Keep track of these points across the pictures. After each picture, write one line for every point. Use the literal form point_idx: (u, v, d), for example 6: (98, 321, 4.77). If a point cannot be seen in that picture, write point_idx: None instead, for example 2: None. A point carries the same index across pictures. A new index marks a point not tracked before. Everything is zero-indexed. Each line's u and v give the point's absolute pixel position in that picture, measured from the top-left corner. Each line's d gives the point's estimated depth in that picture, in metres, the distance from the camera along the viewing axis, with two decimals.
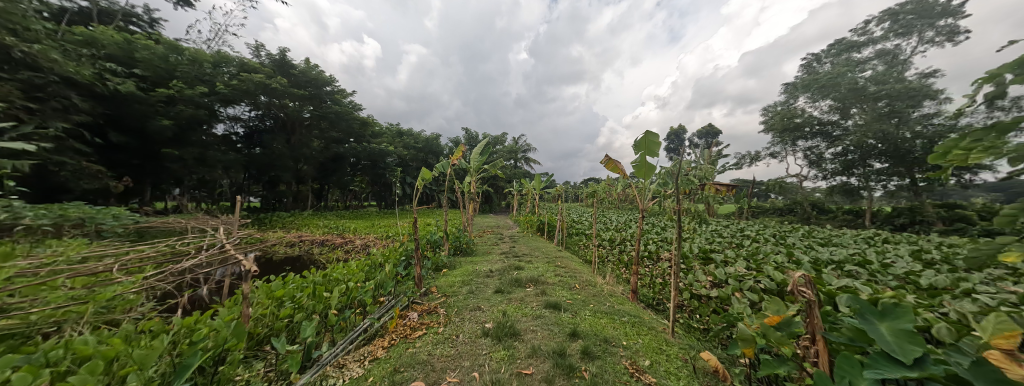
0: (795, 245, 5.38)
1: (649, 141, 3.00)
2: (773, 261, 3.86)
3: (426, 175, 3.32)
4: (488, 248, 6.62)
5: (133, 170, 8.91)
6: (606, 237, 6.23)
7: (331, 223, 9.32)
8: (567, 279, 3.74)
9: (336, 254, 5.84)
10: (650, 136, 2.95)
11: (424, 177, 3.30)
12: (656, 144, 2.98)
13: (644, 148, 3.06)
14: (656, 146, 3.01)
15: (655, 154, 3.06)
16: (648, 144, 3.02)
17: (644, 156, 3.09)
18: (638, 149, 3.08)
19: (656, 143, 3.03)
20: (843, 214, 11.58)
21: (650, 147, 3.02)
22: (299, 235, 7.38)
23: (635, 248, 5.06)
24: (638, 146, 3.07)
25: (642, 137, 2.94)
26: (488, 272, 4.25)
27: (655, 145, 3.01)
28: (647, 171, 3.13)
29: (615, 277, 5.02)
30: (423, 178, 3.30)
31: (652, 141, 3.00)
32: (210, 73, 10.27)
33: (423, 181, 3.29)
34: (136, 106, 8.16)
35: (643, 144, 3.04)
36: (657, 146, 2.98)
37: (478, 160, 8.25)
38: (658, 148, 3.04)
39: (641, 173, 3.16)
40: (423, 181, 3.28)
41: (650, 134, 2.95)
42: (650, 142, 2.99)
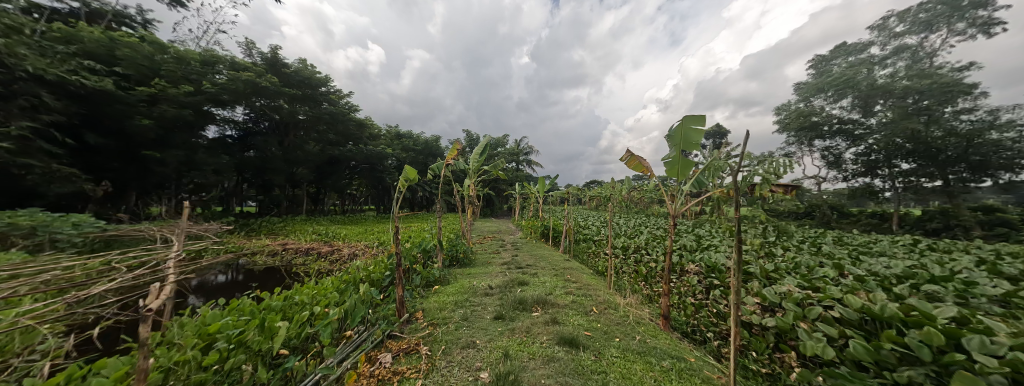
0: (834, 255, 4.73)
1: (686, 130, 2.40)
2: (824, 277, 3.23)
3: (408, 178, 2.76)
4: (490, 257, 5.97)
5: (115, 173, 8.44)
6: (618, 245, 5.62)
7: (322, 229, 8.75)
8: (582, 299, 3.12)
9: (320, 264, 5.25)
10: (689, 123, 2.34)
11: (408, 178, 2.72)
12: (696, 134, 2.38)
13: (680, 139, 2.47)
14: (695, 136, 2.41)
15: (694, 147, 2.47)
16: (684, 135, 2.43)
17: (679, 149, 2.52)
18: (673, 140, 2.49)
19: (695, 133, 2.44)
20: (867, 218, 10.87)
21: (688, 138, 2.43)
22: (283, 242, 6.82)
23: (652, 258, 4.47)
24: (672, 137, 2.48)
25: (677, 125, 2.33)
26: (487, 289, 3.62)
27: (695, 134, 2.41)
28: (683, 169, 2.54)
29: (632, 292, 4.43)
30: (406, 178, 2.71)
31: (691, 128, 2.40)
32: (198, 72, 9.84)
33: (403, 185, 2.72)
34: (117, 106, 7.73)
35: (678, 134, 2.46)
36: (698, 136, 2.38)
37: (477, 160, 7.68)
38: (697, 140, 2.44)
39: (676, 171, 2.59)
40: (403, 183, 2.69)
41: (689, 119, 2.32)
42: (688, 131, 2.41)
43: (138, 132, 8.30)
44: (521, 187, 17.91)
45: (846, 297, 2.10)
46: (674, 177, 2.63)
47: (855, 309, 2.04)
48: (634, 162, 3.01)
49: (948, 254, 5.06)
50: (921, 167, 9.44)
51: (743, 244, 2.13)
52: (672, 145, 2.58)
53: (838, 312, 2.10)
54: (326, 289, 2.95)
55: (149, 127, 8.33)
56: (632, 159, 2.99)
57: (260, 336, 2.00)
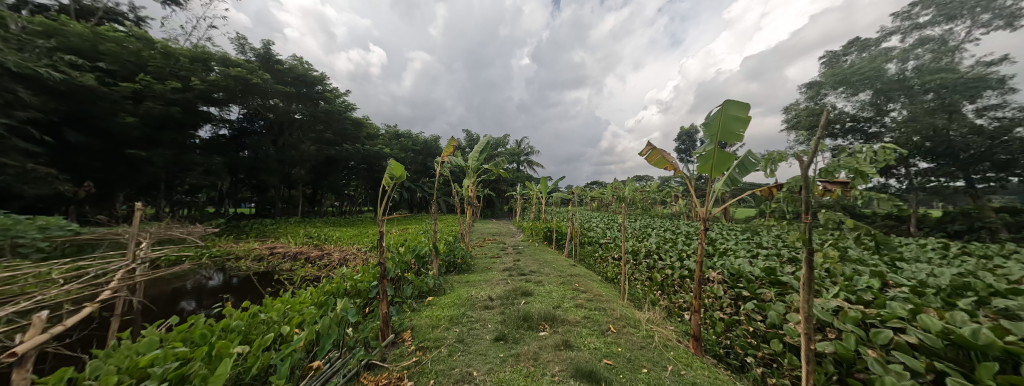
0: (866, 260, 4.31)
1: (728, 117, 2.03)
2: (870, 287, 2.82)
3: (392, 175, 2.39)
4: (491, 263, 5.56)
5: (99, 173, 8.07)
6: (628, 250, 5.24)
7: (314, 232, 8.35)
8: (597, 315, 2.73)
9: (307, 271, 4.86)
10: (734, 107, 1.96)
11: (393, 175, 2.35)
12: (739, 122, 2.00)
13: (717, 128, 2.10)
14: (738, 125, 2.04)
15: (734, 138, 2.09)
16: (724, 123, 2.05)
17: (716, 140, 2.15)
18: (712, 128, 2.11)
19: (737, 122, 2.07)
20: (882, 220, 10.45)
21: (729, 128, 2.06)
22: (271, 246, 6.44)
23: (668, 265, 4.08)
24: (709, 126, 2.11)
25: (720, 111, 1.96)
26: (486, 300, 3.23)
27: (739, 123, 2.04)
28: (719, 164, 2.16)
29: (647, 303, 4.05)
30: (392, 175, 2.33)
31: (736, 115, 2.02)
32: (188, 69, 9.49)
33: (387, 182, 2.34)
34: (100, 103, 7.37)
35: (717, 122, 2.09)
36: (742, 125, 2.00)
37: (477, 159, 7.31)
38: (740, 130, 2.07)
39: (710, 166, 2.20)
40: (387, 180, 2.30)
41: (735, 103, 1.95)
42: (729, 119, 2.04)
43: (122, 131, 7.92)
44: (522, 188, 17.54)
45: (921, 318, 1.72)
46: (706, 172, 2.24)
47: (939, 332, 1.66)
48: (657, 155, 2.64)
49: (989, 258, 4.65)
50: (942, 166, 9.03)
51: (808, 258, 1.72)
52: (708, 136, 2.21)
53: (914, 336, 1.71)
54: (303, 302, 2.58)
55: (132, 125, 7.95)
56: (656, 153, 2.62)
57: (207, 366, 1.61)
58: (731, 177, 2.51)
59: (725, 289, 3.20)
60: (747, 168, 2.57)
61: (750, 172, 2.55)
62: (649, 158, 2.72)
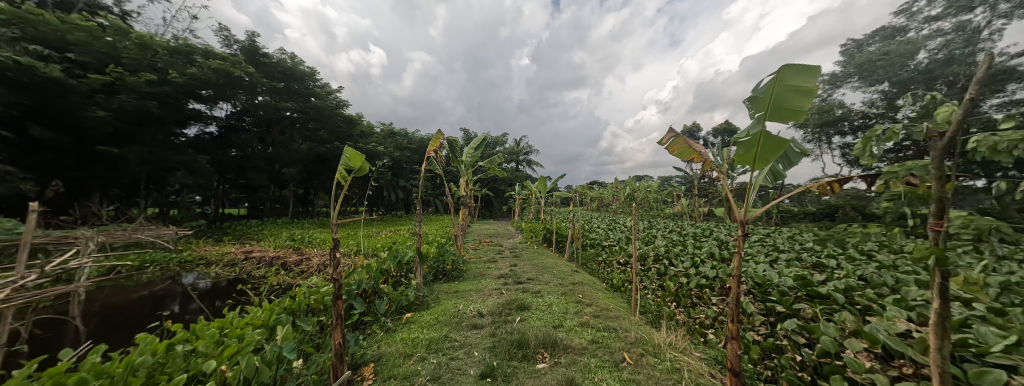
0: (901, 267, 3.91)
1: (782, 89, 1.64)
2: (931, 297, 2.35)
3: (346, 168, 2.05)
4: (485, 268, 5.07)
5: (69, 173, 7.57)
6: (636, 254, 4.77)
7: (299, 234, 7.85)
8: (606, 338, 2.27)
9: (280, 277, 4.39)
10: (795, 72, 1.57)
11: (349, 166, 2.02)
12: (798, 94, 1.61)
13: (770, 103, 1.69)
14: (795, 100, 1.64)
15: (792, 116, 1.68)
16: (779, 96, 1.65)
17: (767, 118, 1.73)
18: (763, 102, 1.70)
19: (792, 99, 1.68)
20: None
21: (786, 103, 1.65)
22: (247, 250, 5.97)
23: (683, 273, 3.62)
24: (758, 100, 1.70)
25: (780, 74, 1.56)
26: (475, 315, 2.77)
27: (799, 95, 1.63)
28: (768, 151, 1.68)
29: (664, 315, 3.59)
30: (347, 166, 1.98)
31: (796, 85, 1.62)
32: (167, 62, 8.97)
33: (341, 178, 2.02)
34: (68, 96, 6.85)
35: (770, 95, 1.68)
36: (801, 98, 1.61)
37: (471, 156, 6.82)
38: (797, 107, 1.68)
39: (755, 153, 1.73)
40: (342, 174, 1.98)
41: (797, 67, 1.56)
42: (787, 90, 1.63)
43: (91, 126, 7.33)
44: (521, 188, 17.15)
45: None
46: (748, 163, 1.77)
47: None
48: (681, 144, 2.16)
49: None
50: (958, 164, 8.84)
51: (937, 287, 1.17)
52: (754, 115, 1.79)
53: None
54: (246, 323, 2.10)
55: (105, 120, 7.36)
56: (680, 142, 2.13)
57: None
58: (773, 171, 2.05)
59: (755, 302, 2.85)
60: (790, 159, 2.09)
61: (793, 164, 2.07)
62: (669, 148, 2.26)
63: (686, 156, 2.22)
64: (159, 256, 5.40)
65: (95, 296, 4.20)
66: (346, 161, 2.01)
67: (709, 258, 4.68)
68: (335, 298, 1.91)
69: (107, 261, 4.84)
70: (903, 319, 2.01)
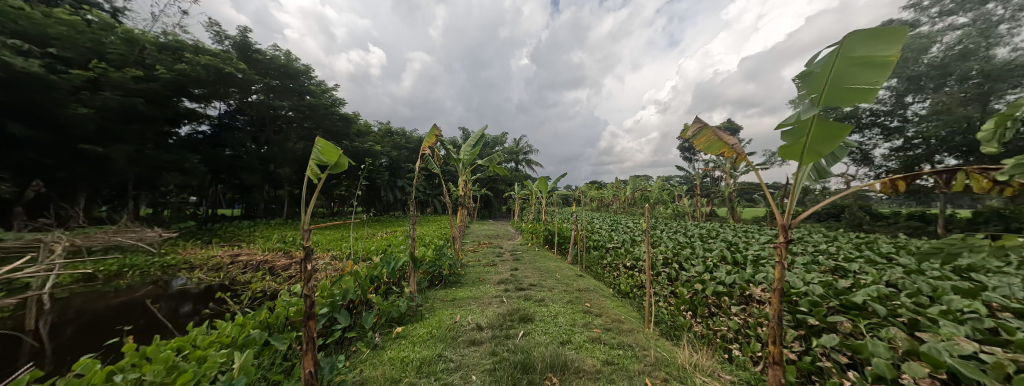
0: (928, 271, 3.69)
1: (847, 63, 1.56)
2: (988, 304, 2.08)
3: (318, 164, 1.87)
4: (484, 273, 4.81)
5: (51, 174, 7.26)
6: (643, 257, 4.52)
7: (291, 236, 7.58)
8: (621, 357, 2.03)
9: (266, 282, 4.12)
10: (864, 42, 1.49)
11: (321, 161, 1.84)
12: (863, 66, 1.53)
13: (832, 79, 1.60)
14: (862, 74, 1.55)
15: (860, 92, 1.57)
16: (843, 70, 1.57)
17: (825, 97, 1.64)
18: (824, 77, 1.62)
19: (859, 74, 1.58)
20: (907, 222, 10.13)
21: (849, 79, 1.57)
22: (235, 253, 5.70)
23: (697, 279, 3.38)
24: (815, 77, 1.64)
25: (847, 40, 1.50)
26: (474, 329, 2.53)
27: (866, 70, 1.54)
28: (824, 141, 1.43)
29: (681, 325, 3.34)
30: (319, 161, 1.81)
31: (865, 58, 1.53)
32: (156, 58, 8.66)
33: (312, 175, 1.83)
34: (50, 93, 6.55)
35: (832, 70, 1.60)
36: (867, 70, 1.53)
37: (469, 153, 6.55)
38: (868, 82, 1.55)
39: (805, 143, 1.49)
40: (314, 169, 1.80)
41: (868, 36, 1.48)
42: (854, 64, 1.55)
43: (74, 123, 7.01)
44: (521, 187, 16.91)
45: None
46: (794, 157, 1.53)
47: None
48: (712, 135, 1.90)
49: None
50: (967, 163, 8.77)
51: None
52: (811, 95, 1.70)
53: None
54: (211, 342, 1.84)
55: (88, 118, 7.07)
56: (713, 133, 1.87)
57: None
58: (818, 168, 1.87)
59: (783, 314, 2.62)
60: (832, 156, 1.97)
61: (838, 161, 1.92)
62: (697, 140, 2.02)
63: (716, 150, 1.98)
64: (141, 260, 5.12)
65: (69, 303, 3.92)
66: (317, 155, 1.83)
67: (721, 262, 4.43)
68: (306, 318, 1.62)
69: (83, 266, 4.57)
70: (963, 336, 1.69)
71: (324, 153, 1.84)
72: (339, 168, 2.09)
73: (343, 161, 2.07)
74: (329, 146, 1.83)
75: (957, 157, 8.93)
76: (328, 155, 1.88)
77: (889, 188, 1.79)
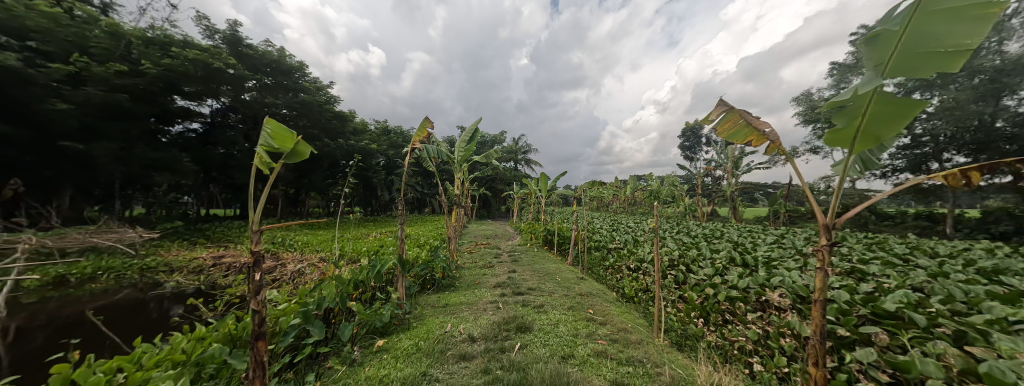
0: (950, 273, 3.48)
1: (930, 20, 1.37)
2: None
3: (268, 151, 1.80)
4: (480, 276, 4.54)
5: (30, 172, 6.97)
6: (647, 258, 4.27)
7: (281, 236, 7.30)
8: (632, 377, 1.79)
9: (246, 286, 3.85)
10: None
11: (272, 145, 1.80)
12: (949, 23, 1.35)
13: (905, 40, 1.44)
14: (947, 33, 1.36)
15: (942, 55, 1.40)
16: (922, 29, 1.40)
17: (894, 61, 1.49)
18: (896, 40, 1.45)
19: (944, 33, 1.38)
20: (914, 222, 9.92)
21: (927, 39, 1.40)
22: (220, 255, 5.45)
23: (707, 283, 3.14)
24: (885, 40, 1.49)
25: None
26: (465, 339, 2.29)
27: (953, 27, 1.35)
28: (884, 121, 1.32)
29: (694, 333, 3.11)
30: (269, 146, 1.80)
31: (954, 13, 1.34)
32: (143, 53, 8.37)
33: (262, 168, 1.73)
34: (29, 88, 6.26)
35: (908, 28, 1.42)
36: (952, 28, 1.34)
37: (464, 150, 6.29)
38: (956, 41, 1.36)
39: (861, 125, 1.38)
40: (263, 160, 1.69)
41: None
42: (936, 20, 1.36)
43: (53, 119, 6.69)
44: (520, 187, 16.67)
45: None
46: (845, 141, 1.45)
47: None
48: (739, 121, 1.75)
49: None
50: (976, 161, 8.58)
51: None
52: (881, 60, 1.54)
53: None
54: (158, 361, 1.58)
55: (68, 113, 6.73)
56: (740, 119, 1.72)
57: None
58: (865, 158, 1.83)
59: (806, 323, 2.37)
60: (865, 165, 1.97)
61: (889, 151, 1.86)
62: (720, 125, 1.87)
63: (741, 139, 1.85)
64: (118, 262, 4.85)
65: (37, 309, 3.63)
66: (266, 140, 1.77)
67: (732, 264, 4.17)
68: (254, 341, 1.61)
69: (54, 270, 4.30)
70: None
71: (275, 138, 1.81)
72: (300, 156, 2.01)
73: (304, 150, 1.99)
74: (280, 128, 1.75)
75: (966, 155, 8.74)
76: (280, 142, 1.83)
77: (959, 180, 1.52)
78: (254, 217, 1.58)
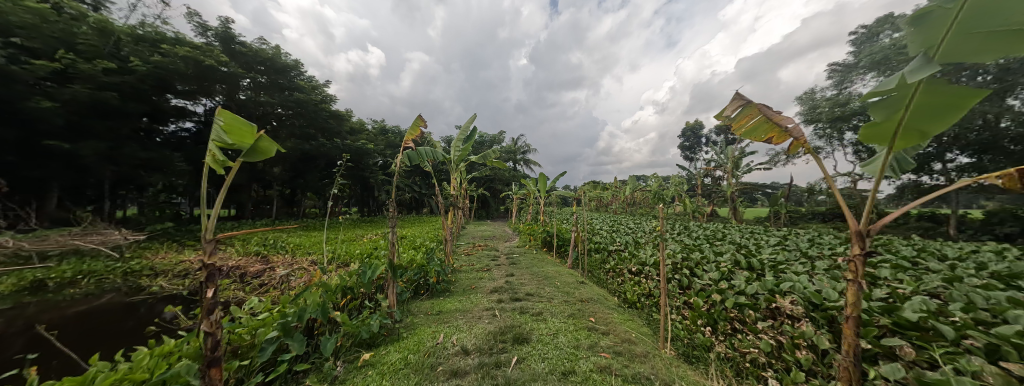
0: (963, 276, 3.38)
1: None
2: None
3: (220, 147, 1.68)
4: (476, 280, 4.38)
5: (15, 173, 6.77)
6: (647, 261, 4.16)
7: (273, 238, 7.13)
8: None
9: (232, 291, 3.69)
10: None
11: (225, 142, 1.70)
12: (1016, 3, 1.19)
13: (960, 22, 1.28)
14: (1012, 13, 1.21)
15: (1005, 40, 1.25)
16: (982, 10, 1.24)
17: (946, 46, 1.34)
18: (949, 19, 1.30)
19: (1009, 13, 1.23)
20: (917, 223, 9.85)
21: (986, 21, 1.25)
22: (209, 258, 5.29)
23: (713, 290, 3.00)
24: (934, 24, 1.34)
25: None
26: (459, 351, 2.15)
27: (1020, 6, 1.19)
28: (930, 115, 1.28)
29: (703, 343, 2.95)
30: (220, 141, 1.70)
31: None
32: (133, 50, 8.18)
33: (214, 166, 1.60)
34: (14, 85, 6.09)
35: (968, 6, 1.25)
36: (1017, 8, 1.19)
37: (460, 150, 6.14)
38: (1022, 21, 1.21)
39: (903, 117, 1.34)
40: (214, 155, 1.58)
41: None
42: None
43: (39, 118, 6.50)
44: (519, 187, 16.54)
45: None
46: (884, 137, 1.42)
47: None
48: (758, 116, 1.76)
49: None
50: (979, 161, 8.51)
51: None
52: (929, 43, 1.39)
53: None
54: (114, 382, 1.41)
55: (53, 112, 6.54)
56: (758, 113, 1.73)
57: None
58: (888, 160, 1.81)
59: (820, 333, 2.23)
60: (898, 167, 1.91)
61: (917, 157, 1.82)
62: (735, 123, 1.89)
63: (760, 136, 1.86)
64: (101, 266, 4.68)
65: (13, 316, 3.43)
66: (218, 134, 1.66)
67: (737, 268, 4.03)
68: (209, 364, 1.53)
69: (29, 275, 4.10)
70: None
71: (229, 133, 1.71)
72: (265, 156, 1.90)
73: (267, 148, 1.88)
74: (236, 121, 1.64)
75: (969, 156, 8.66)
76: (234, 137, 1.73)
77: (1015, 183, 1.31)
78: (207, 221, 1.45)
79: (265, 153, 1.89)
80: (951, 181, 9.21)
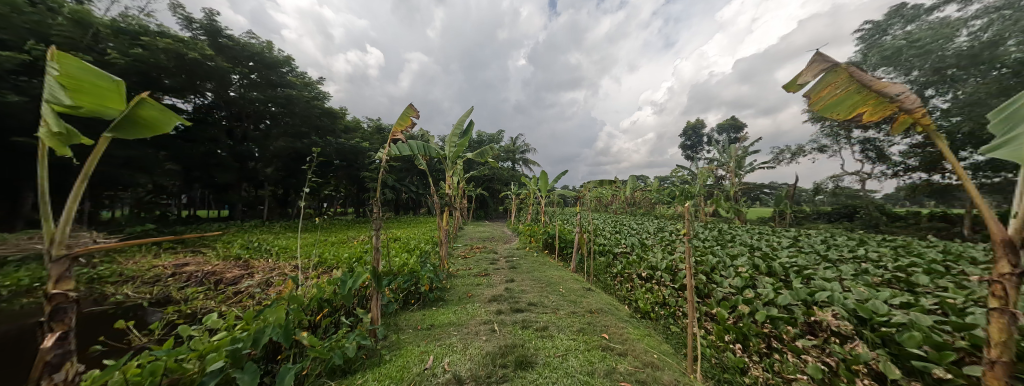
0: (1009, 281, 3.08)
1: None
2: None
3: (64, 109, 1.46)
4: (473, 287, 4.03)
5: None
6: (658, 266, 3.83)
7: (259, 240, 6.76)
8: None
9: (202, 300, 3.31)
10: None
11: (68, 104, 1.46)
12: None
13: None
14: None
15: None
16: None
17: None
18: None
19: None
20: (927, 223, 9.61)
21: None
22: (185, 263, 4.90)
23: (742, 305, 2.66)
24: None
25: None
26: (452, 381, 1.79)
27: None
28: None
29: (737, 365, 2.59)
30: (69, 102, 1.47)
31: None
32: (112, 44, 7.77)
33: (54, 137, 1.38)
34: None
35: None
36: None
37: (455, 146, 5.79)
38: None
39: None
40: (53, 121, 1.36)
41: None
42: None
43: (6, 114, 6.09)
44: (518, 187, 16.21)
45: None
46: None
47: None
48: (844, 84, 1.84)
49: None
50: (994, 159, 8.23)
51: None
52: None
53: None
54: None
55: (22, 107, 6.13)
56: (844, 79, 1.82)
57: None
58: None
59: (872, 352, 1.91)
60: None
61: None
62: (814, 96, 1.97)
63: (845, 109, 1.90)
64: (64, 272, 4.25)
65: None
66: (55, 89, 1.41)
67: (757, 273, 3.70)
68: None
69: None
70: None
71: (67, 90, 1.47)
72: (154, 132, 1.70)
73: (148, 120, 1.65)
74: (71, 70, 1.41)
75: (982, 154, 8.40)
76: (80, 96, 1.50)
77: None
78: (54, 231, 1.14)
79: (150, 125, 1.68)
80: (965, 180, 8.93)
